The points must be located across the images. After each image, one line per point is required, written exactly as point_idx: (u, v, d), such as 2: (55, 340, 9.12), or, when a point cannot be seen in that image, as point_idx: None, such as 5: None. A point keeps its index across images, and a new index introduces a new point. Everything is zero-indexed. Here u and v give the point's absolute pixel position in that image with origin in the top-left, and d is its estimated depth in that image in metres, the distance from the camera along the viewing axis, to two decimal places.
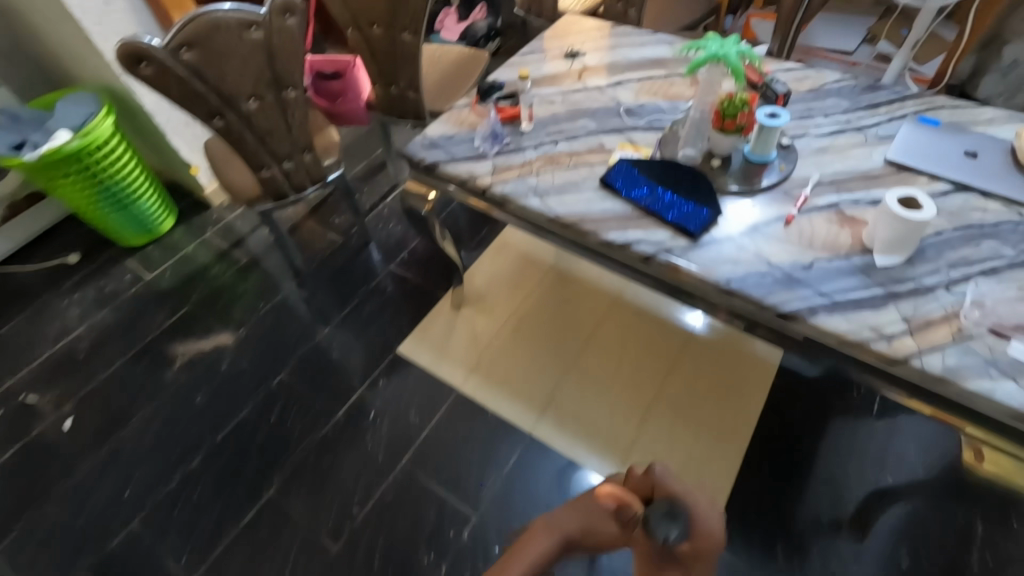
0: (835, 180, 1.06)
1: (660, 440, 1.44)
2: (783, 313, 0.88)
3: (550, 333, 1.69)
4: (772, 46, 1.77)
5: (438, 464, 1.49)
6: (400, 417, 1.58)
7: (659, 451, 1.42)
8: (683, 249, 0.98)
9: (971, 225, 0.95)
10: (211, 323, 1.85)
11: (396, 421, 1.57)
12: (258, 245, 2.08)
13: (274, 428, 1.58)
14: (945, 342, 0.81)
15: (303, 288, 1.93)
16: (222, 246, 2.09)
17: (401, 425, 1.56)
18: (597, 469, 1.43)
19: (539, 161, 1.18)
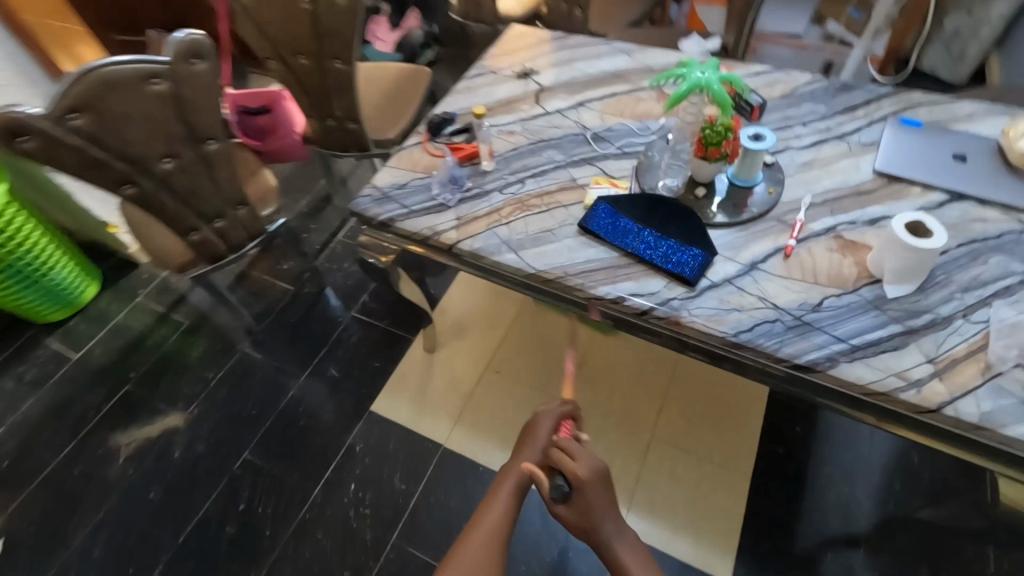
0: (827, 199, 0.98)
1: (664, 479, 1.37)
2: (800, 365, 0.80)
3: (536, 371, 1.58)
4: (727, 41, 1.70)
5: (429, 536, 1.37)
6: (381, 486, 1.45)
7: (666, 490, 1.35)
8: (681, 300, 0.88)
9: (974, 238, 0.90)
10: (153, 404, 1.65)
11: (379, 489, 1.44)
12: (196, 306, 1.87)
13: (247, 517, 1.43)
14: (977, 383, 0.75)
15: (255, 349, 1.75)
16: (156, 311, 1.87)
17: (384, 496, 1.43)
18: None
19: (508, 206, 1.05)
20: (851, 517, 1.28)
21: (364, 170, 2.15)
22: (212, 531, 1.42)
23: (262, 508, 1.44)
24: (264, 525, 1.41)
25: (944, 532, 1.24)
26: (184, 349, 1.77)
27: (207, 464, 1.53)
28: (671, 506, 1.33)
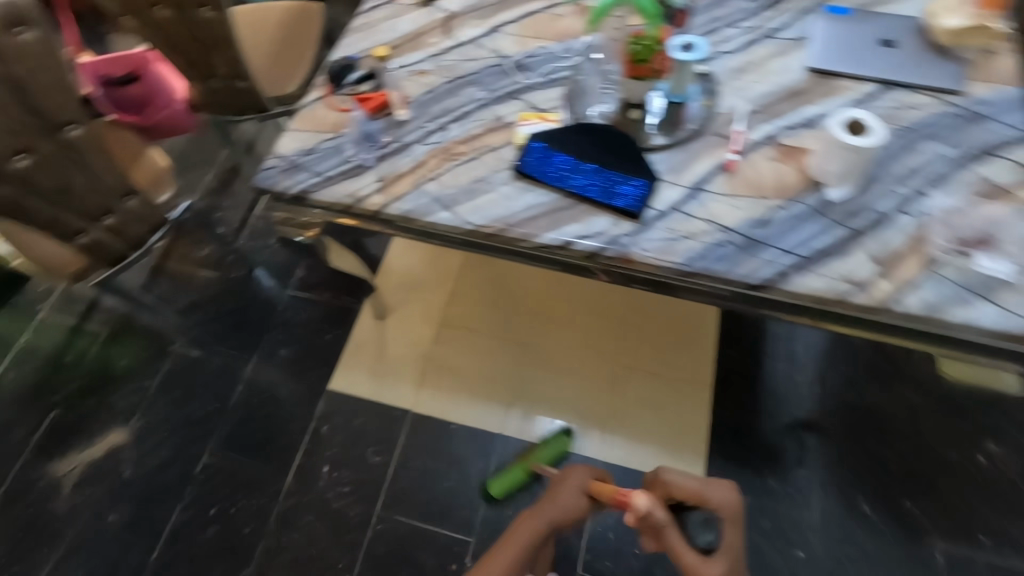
0: (764, 105, 0.94)
1: (631, 404, 1.41)
2: (752, 285, 0.79)
3: (495, 318, 1.55)
4: None
5: (411, 500, 1.36)
6: (355, 462, 1.42)
7: (637, 413, 1.40)
8: (630, 236, 0.84)
9: (908, 128, 0.89)
10: (87, 425, 1.51)
11: (354, 467, 1.41)
12: (110, 309, 1.68)
13: (220, 520, 1.38)
14: (918, 275, 0.77)
15: (189, 346, 1.62)
16: (63, 321, 1.66)
17: (358, 471, 1.40)
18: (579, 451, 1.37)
19: (433, 157, 0.96)
20: (807, 407, 1.36)
21: (269, 131, 1.92)
22: (186, 538, 1.37)
23: (233, 505, 1.39)
24: (238, 522, 1.37)
25: (886, 403, 1.35)
26: (108, 359, 1.60)
27: (165, 473, 1.45)
28: (642, 430, 1.37)
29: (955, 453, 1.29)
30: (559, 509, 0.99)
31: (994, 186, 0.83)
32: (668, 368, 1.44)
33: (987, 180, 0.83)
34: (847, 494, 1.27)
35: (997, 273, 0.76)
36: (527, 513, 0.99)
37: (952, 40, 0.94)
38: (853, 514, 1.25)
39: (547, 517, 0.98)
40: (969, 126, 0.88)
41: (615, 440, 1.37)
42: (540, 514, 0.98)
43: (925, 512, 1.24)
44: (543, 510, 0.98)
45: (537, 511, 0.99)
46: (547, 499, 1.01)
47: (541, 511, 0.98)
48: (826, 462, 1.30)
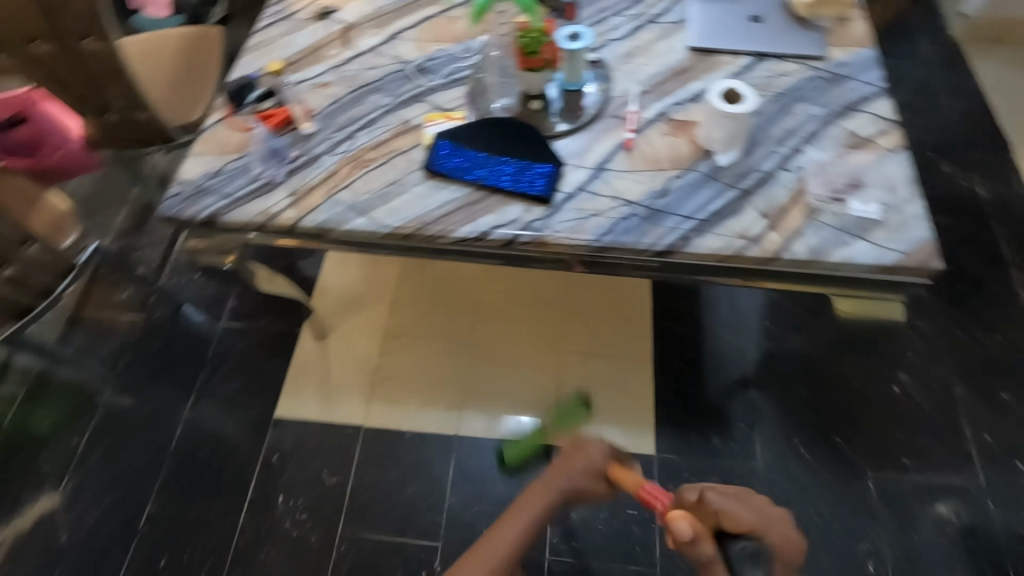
0: (653, 85, 1.01)
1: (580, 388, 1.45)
2: (659, 252, 0.84)
3: (439, 322, 1.56)
4: None
5: (373, 515, 1.35)
6: (311, 486, 1.38)
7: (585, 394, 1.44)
8: (542, 220, 0.88)
9: (780, 93, 0.97)
10: (12, 494, 1.41)
11: (311, 491, 1.38)
12: (24, 368, 1.57)
13: (173, 569, 1.31)
14: (801, 223, 0.84)
15: (119, 394, 1.53)
16: None
17: (315, 494, 1.37)
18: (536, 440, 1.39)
19: (343, 166, 0.96)
20: (741, 365, 1.44)
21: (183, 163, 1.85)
22: None
23: (184, 550, 1.33)
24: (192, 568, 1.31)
25: (810, 348, 1.45)
26: (29, 421, 1.50)
27: (105, 531, 1.36)
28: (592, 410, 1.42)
29: (873, 386, 1.40)
30: (572, 484, 0.96)
31: (858, 136, 0.91)
32: (610, 348, 1.49)
33: (853, 132, 0.92)
34: (785, 440, 1.35)
35: (868, 212, 0.83)
36: (537, 486, 0.97)
37: (810, 11, 1.03)
38: (792, 457, 1.33)
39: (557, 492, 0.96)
40: (833, 86, 0.97)
41: None
42: (547, 488, 0.96)
43: (854, 444, 1.34)
44: (547, 482, 0.97)
45: (546, 485, 0.97)
46: (558, 471, 0.98)
47: (551, 479, 0.97)
48: (763, 412, 1.39)
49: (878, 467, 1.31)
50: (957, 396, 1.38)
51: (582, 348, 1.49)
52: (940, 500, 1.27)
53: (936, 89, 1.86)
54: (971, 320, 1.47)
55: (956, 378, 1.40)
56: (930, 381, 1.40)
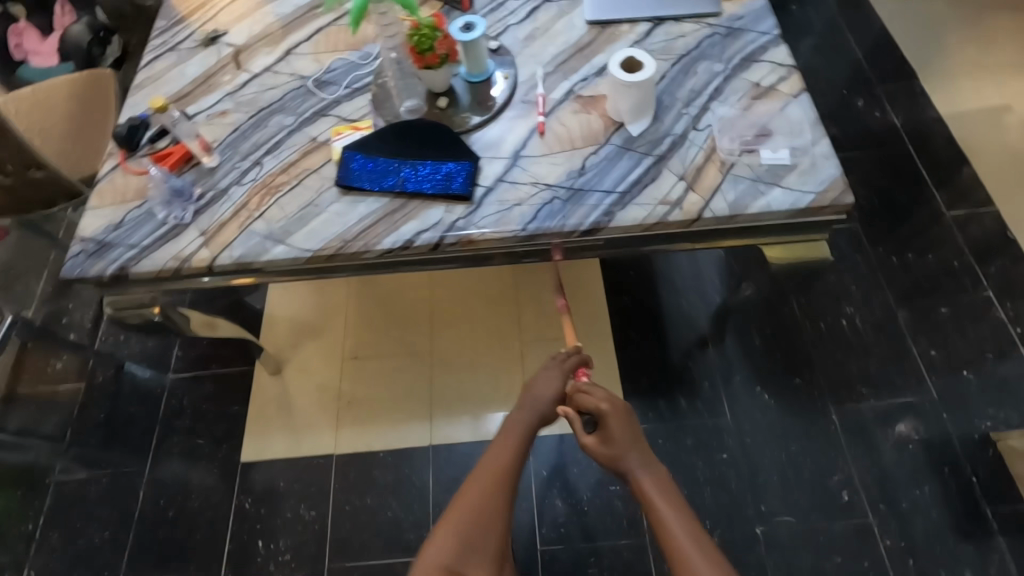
0: (558, 65, 1.00)
1: None
2: (586, 231, 0.84)
3: (396, 335, 1.53)
4: None
5: (358, 540, 1.32)
6: (289, 524, 1.34)
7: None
8: (465, 218, 0.86)
9: (681, 55, 0.98)
10: None
11: (291, 529, 1.34)
12: None
13: None
14: (719, 181, 0.85)
15: (71, 468, 1.45)
16: None
17: (295, 531, 1.34)
18: None
19: (253, 196, 0.92)
20: (697, 325, 1.47)
21: None
22: None
23: None
24: None
25: (759, 296, 1.49)
26: None
27: None
28: None
29: (821, 322, 1.45)
30: (544, 402, 0.97)
31: (761, 86, 0.93)
32: (569, 330, 1.49)
33: (755, 83, 0.93)
34: (749, 390, 1.38)
35: (779, 160, 0.85)
36: (515, 412, 0.97)
37: None
38: (759, 405, 1.37)
39: (534, 410, 0.96)
40: (731, 41, 0.98)
41: None
42: (525, 411, 0.96)
43: (814, 382, 1.38)
44: (522, 411, 0.96)
45: (523, 409, 0.96)
46: (528, 397, 0.98)
47: (522, 412, 0.96)
48: (724, 367, 1.42)
49: (839, 400, 1.35)
50: (899, 318, 1.44)
51: (541, 335, 1.49)
52: (899, 420, 1.32)
53: (841, 30, 1.92)
54: (901, 244, 1.53)
55: (896, 301, 1.46)
56: (872, 308, 1.45)
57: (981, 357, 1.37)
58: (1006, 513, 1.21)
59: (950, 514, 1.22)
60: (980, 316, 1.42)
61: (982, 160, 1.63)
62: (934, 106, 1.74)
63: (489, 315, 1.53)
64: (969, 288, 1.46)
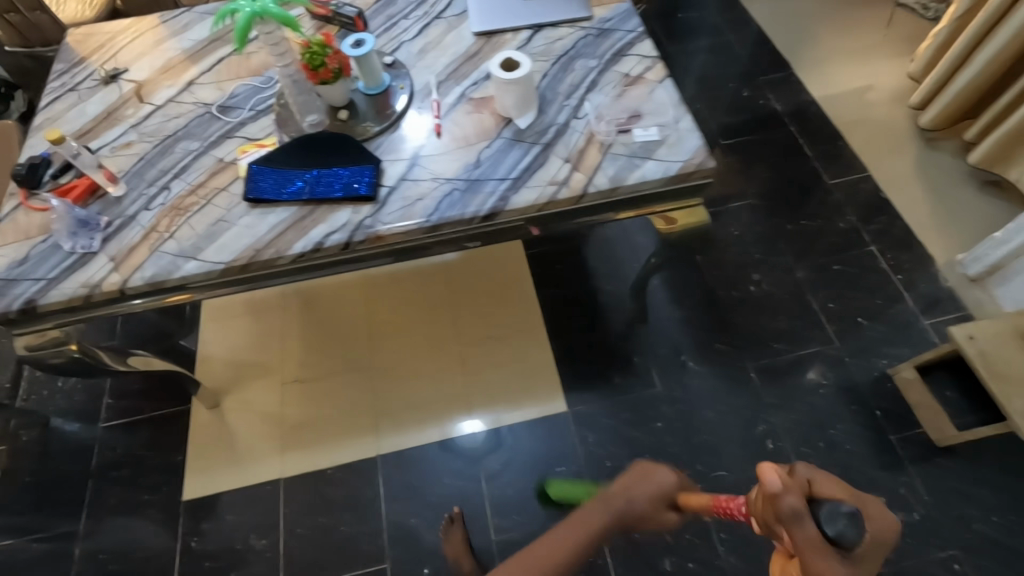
0: (449, 72, 1.08)
1: (484, 371, 1.50)
2: (486, 216, 0.91)
3: (335, 353, 1.54)
4: None
5: (313, 562, 1.30)
6: (240, 557, 1.32)
7: (491, 376, 1.49)
8: (371, 217, 0.91)
9: (559, 55, 1.08)
10: None
11: (242, 562, 1.31)
12: None
13: None
14: (599, 159, 0.94)
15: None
16: None
17: (246, 563, 1.31)
18: (458, 434, 1.42)
19: (163, 218, 0.94)
20: (623, 307, 1.56)
21: None
22: None
23: None
24: None
25: (676, 275, 1.60)
26: None
27: None
28: (501, 387, 1.48)
29: (733, 291, 1.57)
30: (636, 509, 0.80)
31: (630, 76, 1.04)
32: (503, 326, 1.56)
33: (625, 74, 1.04)
34: (677, 360, 1.48)
35: (649, 136, 0.95)
36: (590, 507, 0.80)
37: None
38: (687, 373, 1.46)
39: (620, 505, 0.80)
40: (602, 40, 1.10)
41: (482, 407, 1.45)
42: (604, 504, 0.80)
43: (734, 346, 1.49)
44: (598, 500, 0.80)
45: (602, 504, 0.80)
46: (619, 489, 0.82)
47: (601, 501, 0.80)
48: (651, 342, 1.51)
49: (757, 359, 1.46)
50: (799, 280, 1.57)
51: (478, 335, 1.55)
52: (809, 370, 1.44)
53: (722, 30, 2.12)
54: (795, 214, 1.69)
55: (796, 264, 1.60)
56: (776, 274, 1.59)
57: (873, 304, 1.52)
58: (908, 438, 1.34)
59: (862, 447, 1.34)
60: (867, 268, 1.58)
61: (853, 132, 1.83)
62: (808, 91, 1.94)
63: (425, 322, 1.57)
64: (856, 245, 1.62)
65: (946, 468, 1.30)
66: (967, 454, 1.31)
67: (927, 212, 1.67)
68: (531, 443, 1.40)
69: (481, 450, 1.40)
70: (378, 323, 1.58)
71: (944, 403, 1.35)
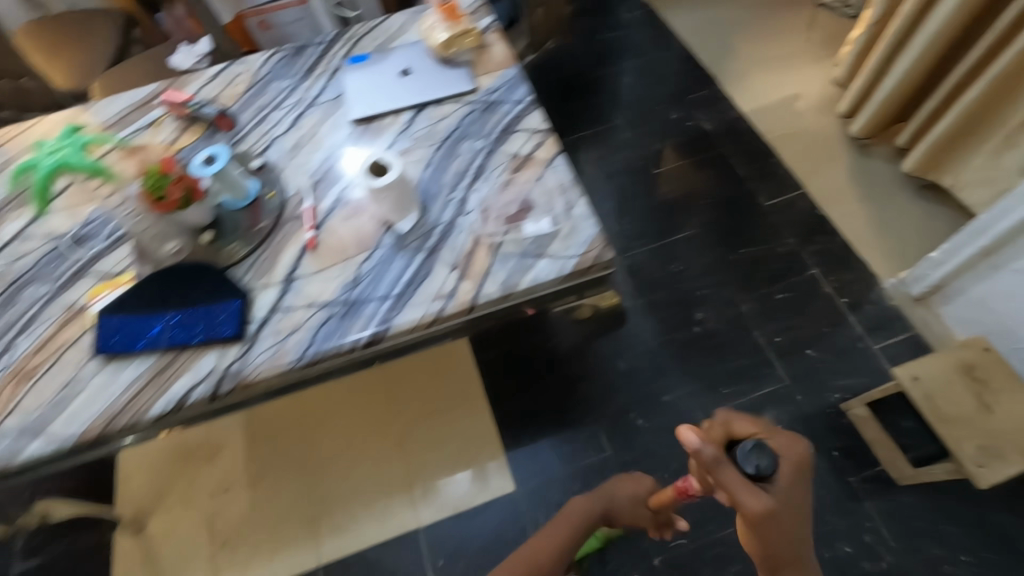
0: (325, 171, 0.98)
1: (426, 454, 1.40)
2: (367, 344, 0.82)
3: (264, 454, 1.43)
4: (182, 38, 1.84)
5: None
6: None
7: (432, 460, 1.40)
8: (239, 360, 0.81)
9: (443, 139, 0.99)
10: None
11: None
12: None
13: None
14: (488, 262, 0.85)
15: None
16: None
17: None
18: (401, 530, 1.33)
19: (4, 387, 0.83)
20: (566, 365, 1.48)
21: None
22: None
23: None
24: None
25: (618, 323, 1.53)
26: None
27: None
28: (444, 472, 1.38)
29: (678, 335, 1.50)
30: (614, 500, 1.05)
31: (520, 157, 0.95)
32: (443, 402, 1.46)
33: (514, 154, 0.96)
34: (626, 420, 1.40)
35: (542, 229, 0.87)
36: (585, 496, 1.03)
37: (450, 49, 1.06)
38: (637, 434, 1.39)
39: (602, 502, 1.03)
40: (489, 115, 1.01)
41: (427, 495, 1.36)
42: (596, 500, 1.02)
43: (683, 397, 1.42)
44: (584, 498, 1.01)
45: (592, 497, 1.03)
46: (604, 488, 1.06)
47: (591, 497, 1.03)
48: (597, 399, 1.44)
49: (707, 409, 1.40)
50: (745, 314, 1.51)
51: (419, 415, 1.45)
52: (762, 414, 1.38)
53: (645, 49, 2.04)
54: (734, 242, 1.63)
55: (740, 297, 1.54)
56: (719, 311, 1.52)
57: (820, 333, 1.46)
58: (868, 478, 1.28)
59: (826, 493, 1.27)
60: (811, 294, 1.52)
61: (785, 147, 1.78)
62: (737, 106, 1.88)
63: (360, 406, 1.47)
64: (798, 271, 1.56)
65: (908, 507, 1.25)
66: (926, 487, 1.26)
67: (866, 225, 1.61)
68: (480, 531, 1.32)
69: (430, 545, 1.31)
70: (309, 414, 1.47)
71: (901, 436, 1.24)
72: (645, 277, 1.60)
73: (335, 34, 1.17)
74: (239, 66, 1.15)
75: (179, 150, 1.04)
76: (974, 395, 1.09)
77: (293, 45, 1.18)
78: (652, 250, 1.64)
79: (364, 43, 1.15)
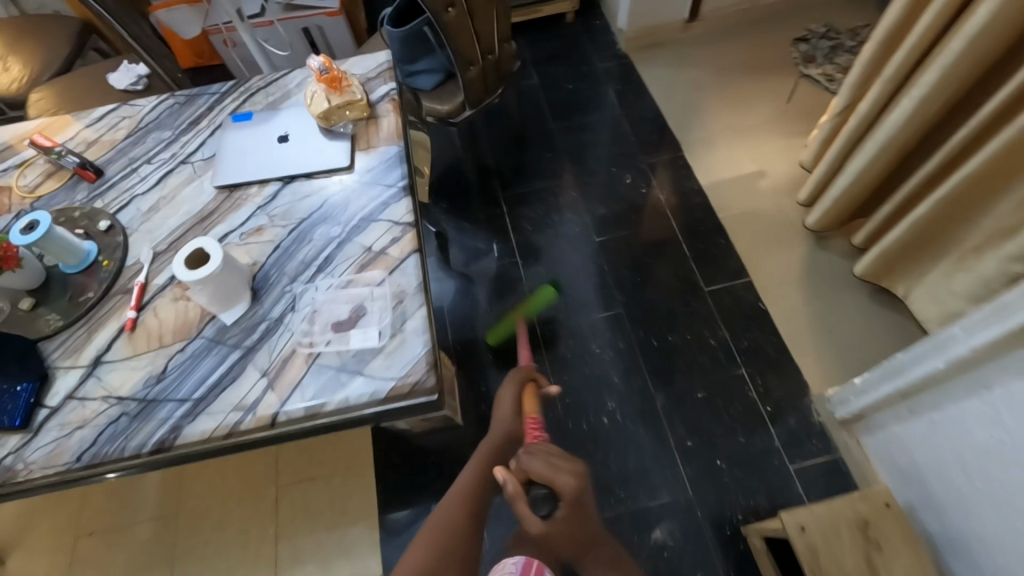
0: (171, 241, 0.92)
1: (300, 521, 1.34)
2: (149, 453, 0.75)
3: (137, 497, 1.38)
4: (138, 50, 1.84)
5: None
6: None
7: (305, 529, 1.33)
8: (13, 453, 0.75)
9: (300, 220, 0.93)
10: None
11: None
12: None
13: None
14: (301, 374, 0.78)
15: None
16: None
17: None
18: None
19: None
20: (461, 442, 1.40)
21: None
22: None
23: None
24: None
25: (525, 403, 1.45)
26: None
27: None
28: (313, 544, 1.31)
29: (583, 423, 1.41)
30: (504, 424, 1.08)
31: (371, 252, 0.88)
32: (329, 466, 1.39)
33: (366, 248, 0.88)
34: (510, 510, 1.31)
35: (366, 343, 0.79)
36: (485, 439, 1.07)
37: (330, 120, 1.00)
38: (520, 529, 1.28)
39: (497, 437, 1.06)
40: (355, 198, 0.94)
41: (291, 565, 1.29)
42: (492, 435, 1.06)
43: None
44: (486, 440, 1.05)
45: (490, 436, 1.06)
46: (496, 417, 1.10)
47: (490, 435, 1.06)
48: None
49: None
50: (661, 410, 1.41)
51: (303, 477, 1.38)
52: (656, 524, 1.28)
53: (613, 104, 1.95)
54: (664, 327, 1.53)
55: (657, 390, 1.44)
56: (633, 401, 1.43)
57: (734, 442, 1.36)
58: None
59: None
60: (734, 395, 1.41)
61: (738, 228, 1.67)
62: (696, 177, 1.78)
63: (244, 459, 1.41)
64: (725, 368, 1.45)
65: None
66: None
67: (808, 326, 1.50)
68: None
69: None
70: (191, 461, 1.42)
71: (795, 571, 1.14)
72: (563, 352, 1.51)
73: (230, 85, 1.12)
74: (126, 110, 1.10)
75: (37, 198, 1.00)
76: (863, 555, 0.99)
77: (185, 92, 1.12)
78: (577, 324, 1.55)
79: (255, 99, 1.09)
